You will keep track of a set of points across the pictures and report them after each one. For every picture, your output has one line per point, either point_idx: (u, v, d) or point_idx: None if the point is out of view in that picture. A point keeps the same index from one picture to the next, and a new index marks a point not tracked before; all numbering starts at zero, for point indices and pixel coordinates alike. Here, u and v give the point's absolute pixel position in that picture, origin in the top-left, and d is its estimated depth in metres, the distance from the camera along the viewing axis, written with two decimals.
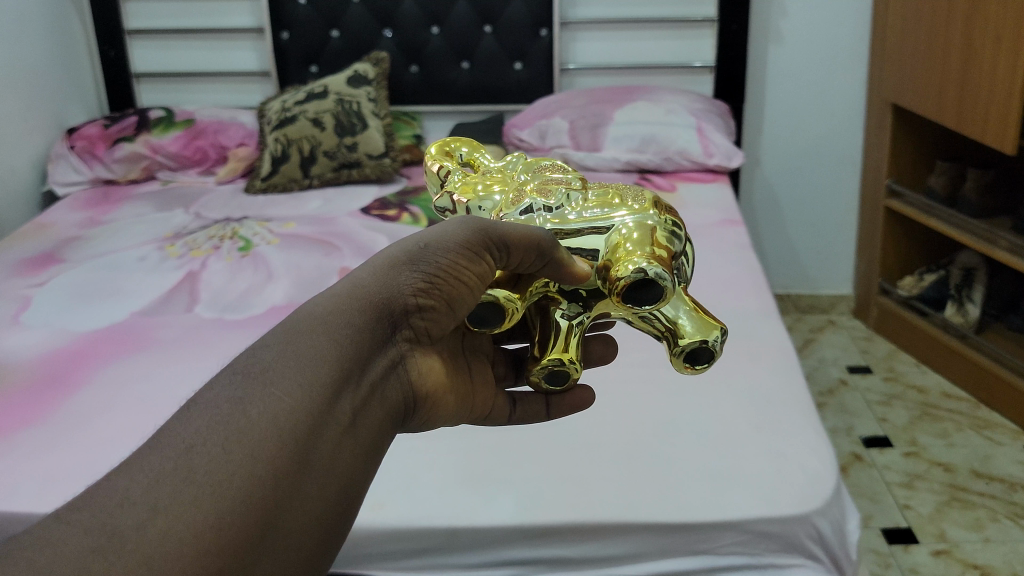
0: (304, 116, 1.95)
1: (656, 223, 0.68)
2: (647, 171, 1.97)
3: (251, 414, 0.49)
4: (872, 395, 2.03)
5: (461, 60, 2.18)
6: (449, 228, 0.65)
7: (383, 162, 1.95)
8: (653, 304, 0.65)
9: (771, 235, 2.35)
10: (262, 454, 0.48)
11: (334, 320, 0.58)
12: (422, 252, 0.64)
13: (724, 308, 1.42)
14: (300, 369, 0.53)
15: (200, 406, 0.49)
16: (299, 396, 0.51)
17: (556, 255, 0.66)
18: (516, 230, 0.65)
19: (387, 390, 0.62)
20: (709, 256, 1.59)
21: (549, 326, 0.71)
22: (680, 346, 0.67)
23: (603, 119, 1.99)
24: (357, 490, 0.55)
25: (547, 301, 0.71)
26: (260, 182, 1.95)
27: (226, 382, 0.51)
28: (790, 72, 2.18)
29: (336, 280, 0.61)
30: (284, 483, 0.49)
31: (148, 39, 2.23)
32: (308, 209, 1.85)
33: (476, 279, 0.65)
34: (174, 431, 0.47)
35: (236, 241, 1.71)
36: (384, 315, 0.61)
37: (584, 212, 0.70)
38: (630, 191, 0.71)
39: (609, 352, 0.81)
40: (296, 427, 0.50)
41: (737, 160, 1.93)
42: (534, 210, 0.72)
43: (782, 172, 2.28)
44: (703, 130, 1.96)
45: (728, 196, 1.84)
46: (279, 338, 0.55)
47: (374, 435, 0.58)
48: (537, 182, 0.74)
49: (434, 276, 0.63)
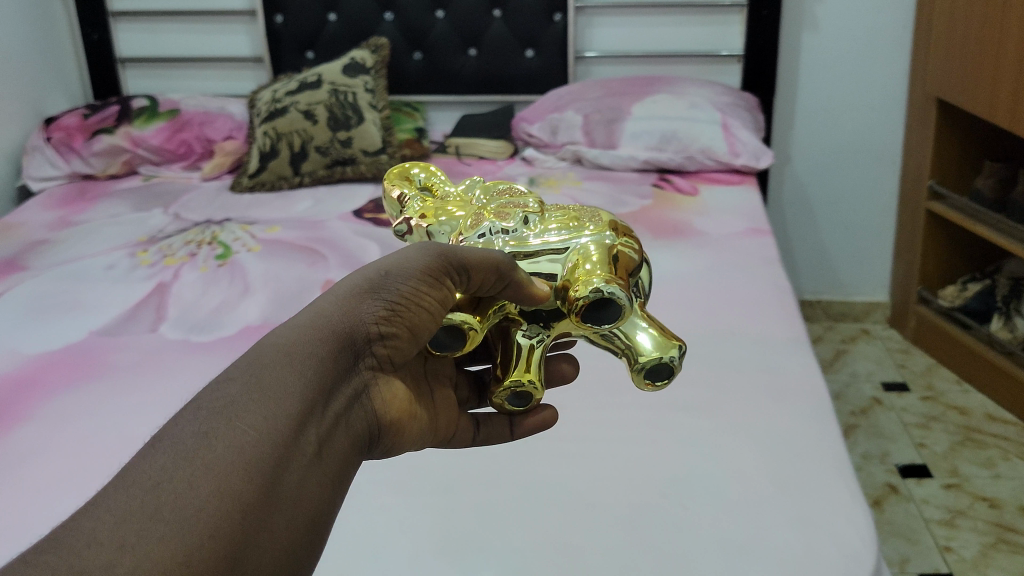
0: (295, 108, 1.81)
1: (612, 244, 0.73)
2: (667, 171, 1.81)
3: (217, 449, 0.51)
4: (908, 416, 1.86)
5: (468, 47, 2.02)
6: (409, 255, 0.67)
7: (379, 158, 1.79)
8: (610, 321, 0.70)
9: (800, 236, 2.18)
10: (228, 488, 0.50)
11: (301, 351, 0.59)
12: (383, 280, 0.65)
13: (748, 334, 1.25)
14: (266, 399, 0.55)
15: (167, 443, 0.51)
16: (265, 428, 0.53)
17: (514, 277, 0.70)
18: (476, 253, 0.68)
19: (354, 418, 0.63)
20: (733, 271, 1.42)
21: (510, 345, 0.74)
22: (639, 363, 0.73)
23: (619, 114, 1.83)
24: (326, 515, 0.57)
25: (508, 321, 0.75)
26: (247, 180, 1.80)
27: (190, 419, 0.52)
28: (825, 61, 2.01)
29: (300, 311, 0.62)
30: (251, 515, 0.51)
31: (134, 22, 2.08)
32: (296, 211, 1.70)
33: (435, 303, 0.67)
34: (139, 470, 0.49)
35: (214, 248, 1.57)
36: (347, 342, 0.62)
37: (544, 233, 0.75)
38: (585, 215, 0.77)
39: (574, 370, 0.82)
40: (261, 460, 0.52)
41: (766, 160, 1.76)
42: (492, 233, 0.75)
43: (814, 169, 2.10)
44: (729, 126, 1.79)
45: (755, 201, 1.68)
46: (245, 371, 0.56)
47: (341, 460, 0.60)
48: (495, 205, 0.79)
49: (395, 304, 0.64)
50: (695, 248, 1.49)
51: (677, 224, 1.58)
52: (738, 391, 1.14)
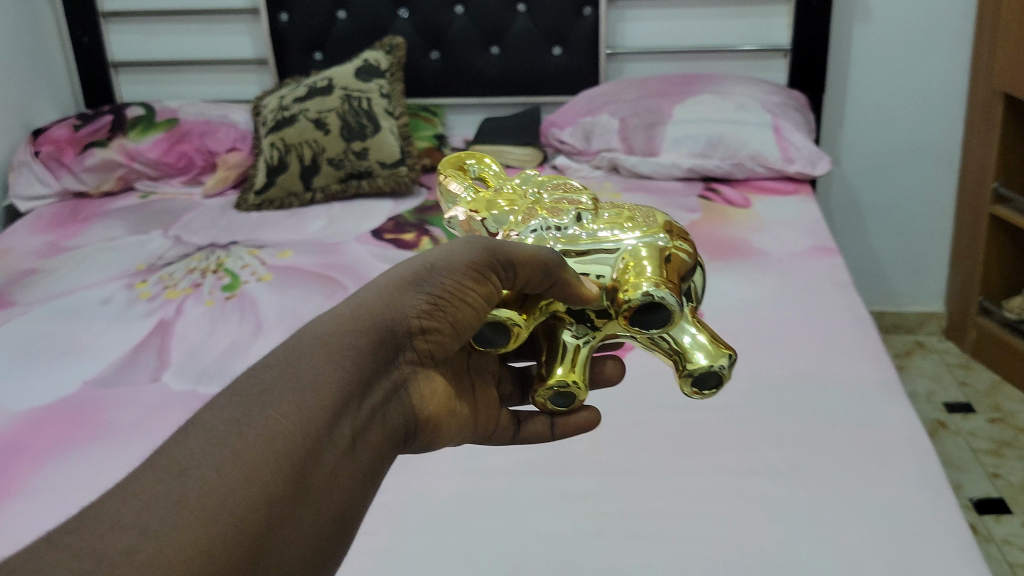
0: (305, 116, 1.65)
1: (665, 244, 0.68)
2: (713, 179, 1.65)
3: (248, 437, 0.49)
4: (978, 441, 1.71)
5: (490, 45, 1.86)
6: (456, 248, 0.64)
7: (399, 171, 1.63)
8: (660, 325, 0.64)
9: (849, 242, 2.03)
10: (257, 478, 0.48)
11: (340, 339, 0.57)
12: (427, 273, 0.63)
13: (833, 376, 1.10)
14: (300, 391, 0.53)
15: (198, 429, 0.49)
16: (298, 420, 0.52)
17: (563, 276, 0.65)
18: (524, 250, 0.63)
19: (388, 413, 0.61)
20: (804, 297, 1.27)
21: (556, 344, 0.69)
22: (687, 368, 0.66)
23: (659, 117, 1.67)
24: (354, 511, 0.56)
25: (555, 320, 0.70)
26: (253, 197, 1.64)
27: (221, 406, 0.51)
28: (878, 54, 1.84)
29: (343, 298, 0.61)
30: (279, 506, 0.49)
31: (127, 22, 1.92)
32: (309, 231, 1.54)
33: (481, 299, 0.64)
34: (167, 456, 0.47)
35: (221, 276, 1.42)
36: (389, 336, 0.61)
37: (596, 230, 0.70)
38: (641, 214, 0.71)
39: (621, 370, 0.77)
40: (291, 453, 0.50)
41: (822, 167, 1.59)
42: (543, 229, 0.71)
43: (865, 171, 1.95)
44: (780, 129, 1.63)
45: (815, 214, 1.52)
46: (282, 359, 0.55)
47: (374, 456, 0.58)
48: (548, 200, 0.74)
49: (439, 299, 0.62)
50: (758, 270, 1.34)
51: (733, 242, 1.43)
52: (832, 449, 0.98)
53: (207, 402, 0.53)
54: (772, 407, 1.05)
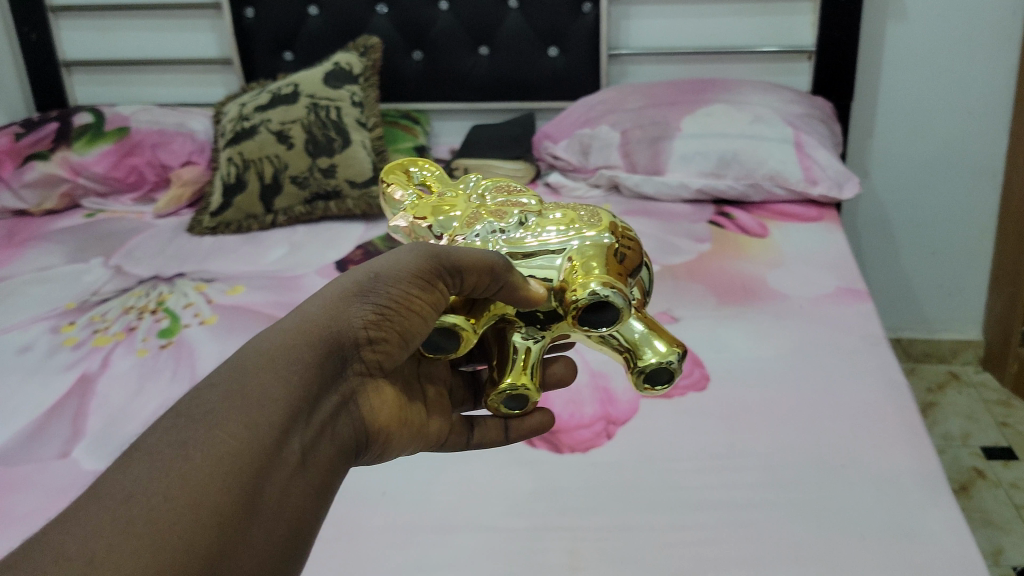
0: (266, 127, 1.47)
1: (613, 241, 0.65)
2: (725, 201, 1.46)
3: (193, 459, 0.46)
4: (1020, 495, 1.47)
5: (479, 44, 1.67)
6: (399, 255, 0.61)
7: (370, 191, 1.45)
8: (609, 322, 0.62)
9: (877, 263, 1.84)
10: (206, 500, 0.45)
11: (285, 353, 0.55)
12: (372, 282, 0.60)
13: (864, 471, 0.91)
14: (247, 408, 0.51)
15: (139, 454, 0.46)
16: (243, 438, 0.49)
17: (509, 278, 0.61)
18: (468, 254, 0.60)
19: (339, 427, 0.60)
20: (829, 359, 1.08)
21: (506, 348, 0.66)
22: (638, 366, 0.64)
23: (665, 130, 1.48)
24: (311, 526, 0.54)
25: (504, 323, 0.66)
26: (208, 220, 1.46)
27: (164, 426, 0.48)
28: (914, 56, 1.64)
29: (286, 314, 0.59)
30: (231, 527, 0.46)
31: (79, 18, 1.75)
32: (266, 260, 1.37)
33: (428, 307, 0.61)
34: (108, 484, 0.44)
35: (160, 318, 1.24)
36: (335, 348, 0.59)
37: (541, 232, 0.66)
38: (586, 212, 0.68)
39: (572, 371, 0.74)
40: (238, 472, 0.48)
41: (849, 191, 1.39)
42: (488, 233, 0.67)
43: (895, 185, 1.75)
44: (802, 145, 1.44)
45: (841, 247, 1.32)
46: (224, 377, 0.52)
47: (327, 471, 0.56)
48: (496, 202, 0.70)
49: (384, 309, 0.60)
50: (775, 319, 1.15)
51: (746, 282, 1.24)
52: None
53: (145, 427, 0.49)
54: (791, 512, 0.86)
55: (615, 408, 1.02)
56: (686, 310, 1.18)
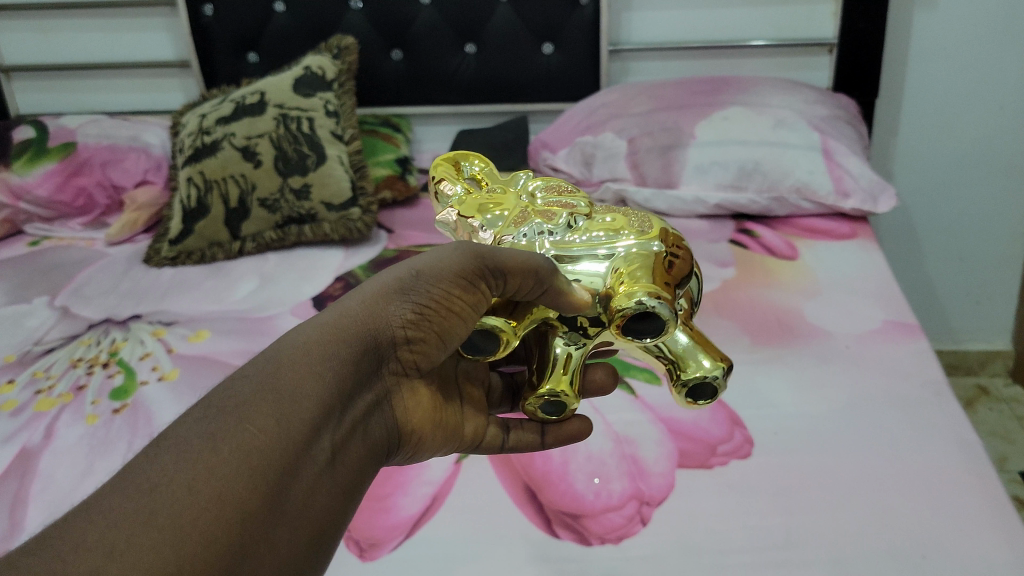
0: (230, 143, 1.31)
1: (662, 249, 0.62)
2: (745, 216, 1.33)
3: (221, 452, 0.48)
4: None
5: (464, 42, 1.53)
6: (444, 254, 0.62)
7: (348, 214, 1.29)
8: (656, 335, 0.58)
9: (898, 270, 1.72)
10: (229, 493, 0.46)
11: (322, 350, 0.57)
12: (413, 281, 0.62)
13: (945, 562, 0.75)
14: (279, 404, 0.52)
15: (171, 443, 0.48)
16: (274, 434, 0.51)
17: (554, 282, 0.59)
18: (510, 255, 0.60)
19: (367, 426, 0.62)
20: (886, 416, 0.93)
21: (547, 353, 0.65)
22: (681, 378, 0.62)
23: (678, 137, 1.33)
24: (332, 523, 0.56)
25: (546, 328, 0.65)
26: (167, 249, 1.30)
27: (200, 416, 0.50)
28: (942, 47, 1.49)
29: (325, 309, 0.60)
30: (252, 522, 0.48)
31: (17, 19, 1.59)
32: (234, 296, 1.21)
33: (467, 308, 0.62)
34: (138, 471, 0.45)
35: (113, 373, 1.08)
36: (372, 347, 0.61)
37: (588, 236, 0.65)
38: (636, 218, 0.66)
39: (611, 378, 0.72)
40: (265, 467, 0.49)
41: (885, 204, 1.25)
42: (535, 234, 0.66)
43: (919, 186, 1.62)
44: (831, 152, 1.29)
45: (881, 270, 1.18)
46: (262, 371, 0.54)
47: (352, 469, 0.59)
48: (545, 202, 0.69)
49: (423, 309, 0.62)
50: (819, 363, 1.02)
51: (781, 317, 1.10)
52: None
53: (180, 415, 0.51)
54: None
55: (647, 482, 0.88)
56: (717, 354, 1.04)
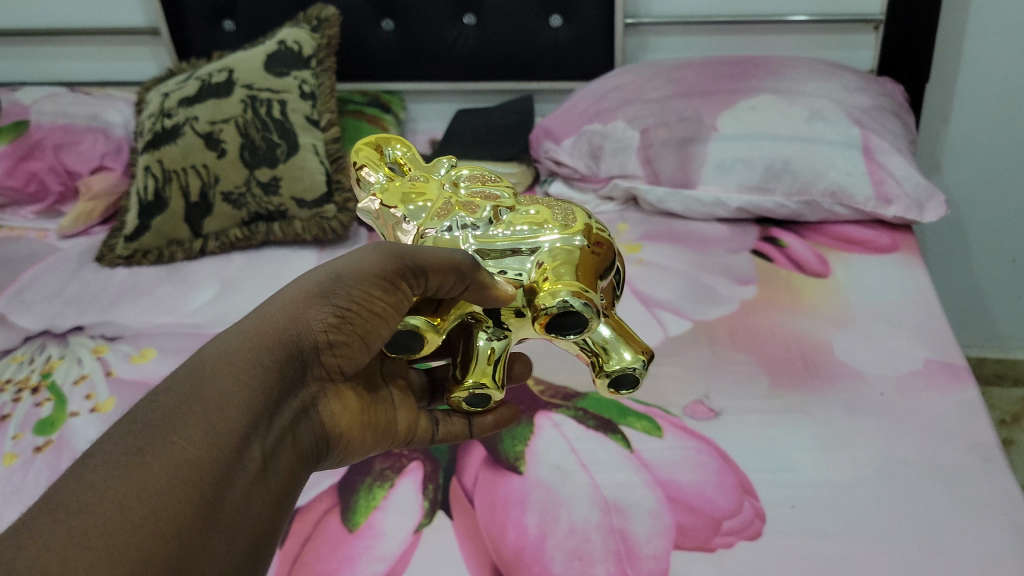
0: (192, 128, 1.18)
1: (585, 244, 0.55)
2: (770, 221, 1.18)
3: (152, 467, 0.43)
4: None
5: (463, 13, 1.44)
6: (362, 254, 0.55)
7: (322, 212, 1.17)
8: (579, 331, 0.53)
9: (945, 270, 1.56)
10: (161, 514, 0.42)
11: (246, 355, 0.51)
12: (333, 283, 0.55)
13: None
14: (209, 411, 0.47)
15: (96, 460, 0.43)
16: (205, 446, 0.46)
17: (477, 278, 0.53)
18: (427, 253, 0.53)
19: (299, 437, 0.55)
20: (926, 489, 0.78)
21: (469, 349, 0.57)
22: (604, 371, 0.56)
23: (696, 130, 1.17)
24: (273, 534, 0.51)
25: (469, 322, 0.57)
26: (121, 248, 1.19)
27: (128, 430, 0.45)
28: (1004, 27, 1.31)
29: (240, 318, 0.53)
30: (190, 540, 0.43)
31: None
32: (188, 309, 1.08)
33: (389, 308, 0.56)
34: (63, 494, 0.41)
35: (42, 400, 0.95)
36: (296, 356, 0.54)
37: (511, 229, 0.56)
38: (559, 208, 0.58)
39: (529, 370, 0.71)
40: (197, 481, 0.44)
41: (932, 214, 1.08)
42: (456, 228, 0.57)
43: (972, 180, 1.45)
44: (871, 149, 1.11)
45: (926, 295, 1.02)
46: (186, 375, 0.49)
47: (289, 477, 0.53)
48: (470, 193, 0.59)
49: (345, 312, 0.55)
50: (850, 414, 0.86)
51: (807, 352, 0.95)
52: None
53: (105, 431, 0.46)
54: None
55: (636, 564, 0.74)
56: (728, 399, 0.90)
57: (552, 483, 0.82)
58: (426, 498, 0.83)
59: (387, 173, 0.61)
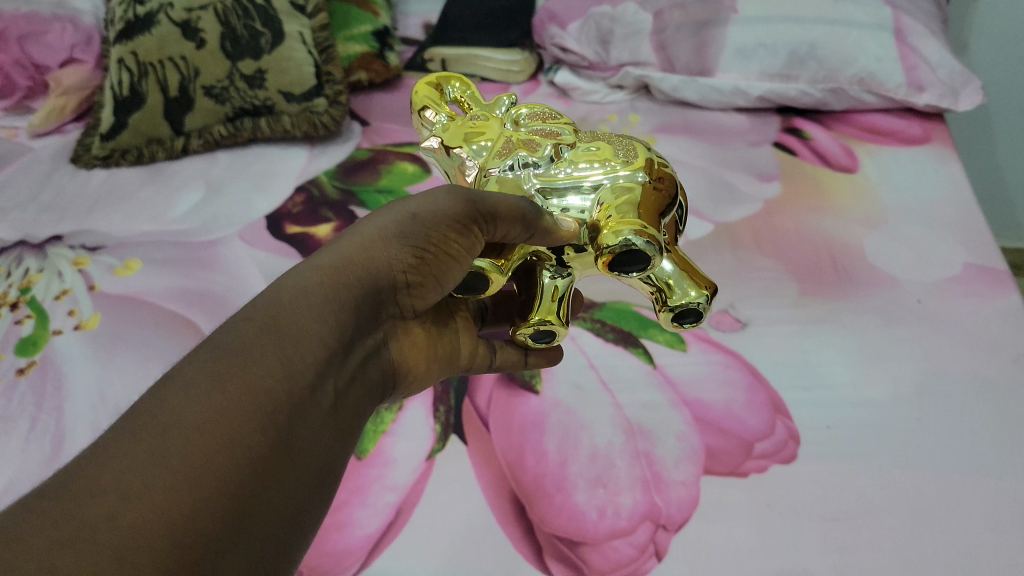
0: (167, 16, 1.07)
1: (649, 180, 0.48)
2: (795, 111, 1.12)
3: (231, 394, 0.38)
4: None
5: None
6: (437, 192, 0.48)
7: (312, 105, 1.11)
8: (643, 270, 0.46)
9: (963, 153, 1.49)
10: (239, 442, 0.37)
11: (322, 287, 0.45)
12: (412, 223, 0.48)
13: None
14: (288, 341, 0.42)
15: (174, 382, 0.38)
16: (282, 376, 0.41)
17: (541, 224, 0.46)
18: (497, 198, 0.46)
19: (363, 371, 0.50)
20: (968, 404, 0.73)
21: (534, 285, 0.52)
22: (665, 303, 0.49)
23: (714, 12, 1.08)
24: (336, 473, 0.46)
25: (532, 261, 0.52)
26: (97, 147, 1.11)
27: (206, 354, 0.39)
28: None
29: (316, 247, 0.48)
30: (261, 475, 0.38)
31: None
32: (173, 215, 1.01)
33: (461, 251, 0.49)
34: (142, 414, 0.36)
35: (20, 316, 0.88)
36: (371, 290, 0.48)
37: (575, 166, 0.49)
38: (621, 142, 0.51)
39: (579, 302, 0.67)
40: (273, 409, 0.39)
41: (966, 102, 1.02)
42: (519, 168, 0.50)
43: (996, 58, 1.37)
44: (903, 31, 1.02)
45: (961, 192, 0.95)
46: (264, 301, 0.43)
47: (352, 415, 0.48)
48: (531, 129, 0.53)
49: (424, 252, 0.49)
50: (883, 323, 0.81)
51: (836, 254, 0.89)
52: None
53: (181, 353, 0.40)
54: None
55: (664, 496, 0.69)
56: (755, 308, 0.85)
57: (572, 405, 0.77)
58: (438, 421, 0.77)
59: (449, 113, 0.57)
